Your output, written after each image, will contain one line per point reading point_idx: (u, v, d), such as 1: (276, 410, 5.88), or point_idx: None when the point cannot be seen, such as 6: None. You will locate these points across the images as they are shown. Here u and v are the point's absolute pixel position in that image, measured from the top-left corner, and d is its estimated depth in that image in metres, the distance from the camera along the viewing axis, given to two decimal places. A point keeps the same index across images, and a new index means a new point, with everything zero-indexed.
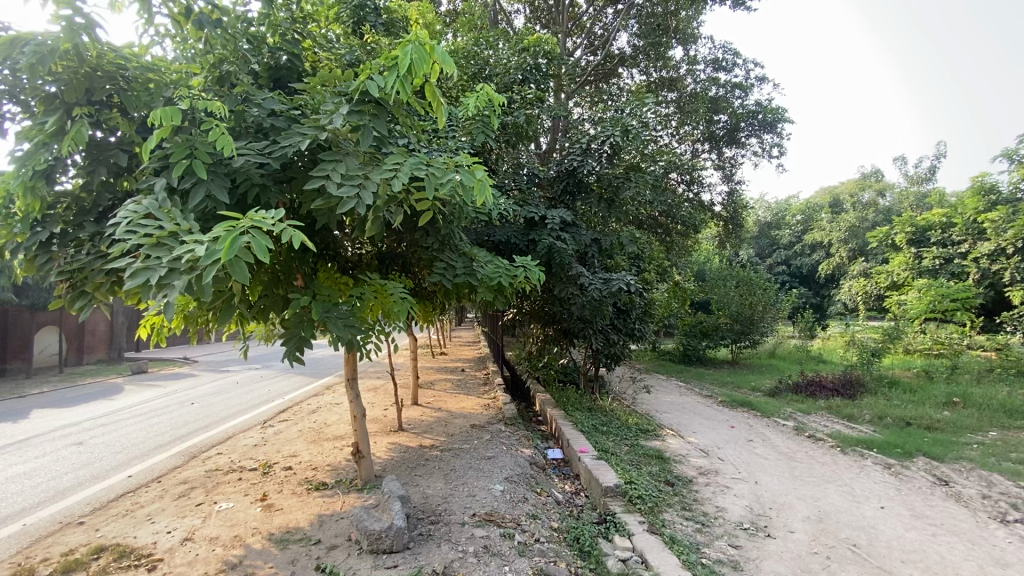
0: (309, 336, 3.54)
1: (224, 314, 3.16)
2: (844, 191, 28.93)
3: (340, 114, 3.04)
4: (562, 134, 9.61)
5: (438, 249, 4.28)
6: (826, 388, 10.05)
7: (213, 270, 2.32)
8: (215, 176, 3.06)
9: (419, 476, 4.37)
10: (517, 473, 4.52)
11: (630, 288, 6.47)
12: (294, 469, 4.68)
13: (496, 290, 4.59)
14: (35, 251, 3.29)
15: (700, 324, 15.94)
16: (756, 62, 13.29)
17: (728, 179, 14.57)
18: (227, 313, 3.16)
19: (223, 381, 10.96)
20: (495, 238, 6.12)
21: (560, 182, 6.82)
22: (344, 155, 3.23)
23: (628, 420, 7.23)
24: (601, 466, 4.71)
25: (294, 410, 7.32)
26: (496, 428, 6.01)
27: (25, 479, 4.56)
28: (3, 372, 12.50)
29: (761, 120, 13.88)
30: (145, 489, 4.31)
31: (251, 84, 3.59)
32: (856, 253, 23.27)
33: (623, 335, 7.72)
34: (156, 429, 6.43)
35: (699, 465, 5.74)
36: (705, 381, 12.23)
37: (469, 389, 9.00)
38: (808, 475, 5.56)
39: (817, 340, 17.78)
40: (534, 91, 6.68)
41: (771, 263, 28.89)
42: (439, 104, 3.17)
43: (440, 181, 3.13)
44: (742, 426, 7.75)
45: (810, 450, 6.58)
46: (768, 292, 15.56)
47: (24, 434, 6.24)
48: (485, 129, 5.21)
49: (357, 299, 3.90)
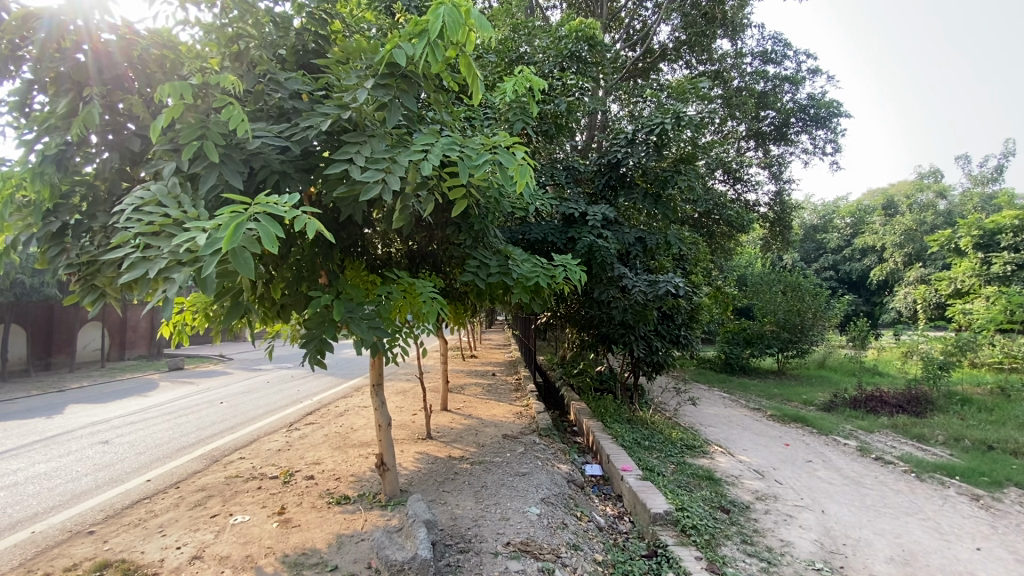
0: (331, 337, 3.23)
1: (230, 316, 2.68)
2: (899, 192, 27.24)
3: (364, 88, 2.71)
4: (600, 130, 9.16)
5: (471, 245, 3.93)
6: (890, 405, 9.23)
7: (214, 261, 1.99)
8: (229, 159, 2.77)
9: (448, 493, 4.02)
10: (554, 493, 4.10)
11: (678, 292, 5.96)
12: (316, 478, 4.40)
13: (533, 291, 4.19)
14: (48, 242, 3.08)
15: (743, 332, 15.14)
16: (809, 53, 12.53)
17: (777, 179, 13.76)
18: (234, 315, 2.68)
19: (254, 380, 10.91)
20: (531, 236, 5.71)
21: (602, 177, 6.43)
22: (370, 136, 2.91)
23: (672, 434, 6.71)
24: (648, 488, 4.24)
25: (321, 412, 7.10)
26: (530, 440, 5.61)
27: (43, 480, 4.45)
28: (48, 365, 12.93)
29: (814, 115, 13.10)
30: (162, 495, 4.11)
31: (273, 63, 3.29)
32: (913, 259, 21.82)
33: (666, 341, 7.24)
34: (182, 428, 6.30)
35: (754, 488, 5.19)
36: (751, 393, 11.52)
37: (501, 395, 8.60)
38: (884, 507, 4.93)
39: (871, 351, 16.66)
40: (575, 78, 6.27)
41: (817, 268, 27.61)
42: (474, 78, 2.80)
43: (474, 163, 2.75)
44: (799, 444, 7.10)
45: (881, 475, 5.92)
46: (818, 298, 14.67)
47: (55, 430, 6.22)
48: (525, 114, 4.80)
49: (384, 299, 3.57)
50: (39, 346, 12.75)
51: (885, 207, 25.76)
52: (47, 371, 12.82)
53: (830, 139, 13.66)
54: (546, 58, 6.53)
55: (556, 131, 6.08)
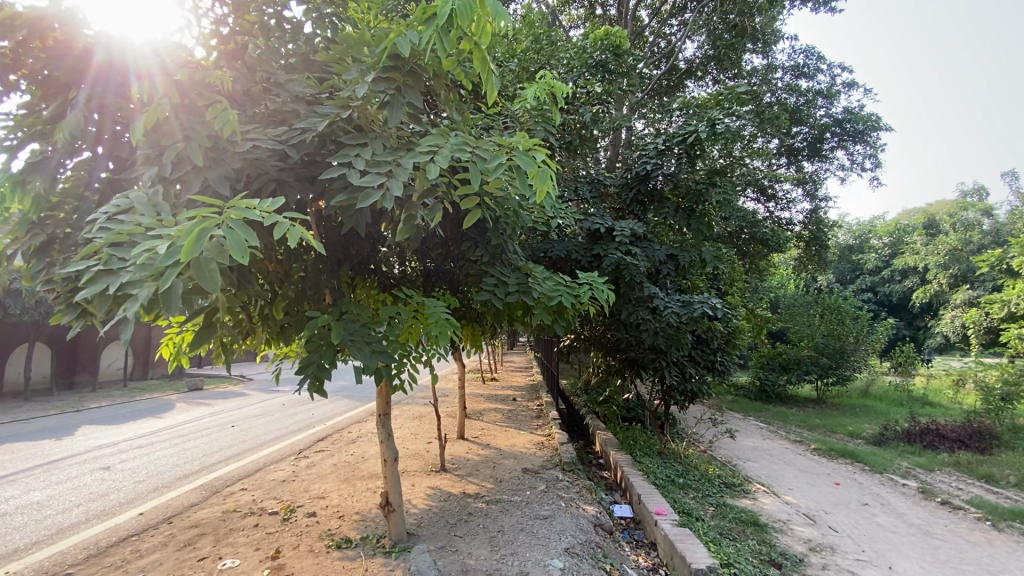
0: (329, 363, 2.85)
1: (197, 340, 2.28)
2: (940, 211, 26.05)
3: (363, 83, 2.40)
4: (625, 147, 8.85)
5: (488, 262, 3.60)
6: (948, 439, 8.43)
7: (174, 273, 1.68)
8: (217, 163, 2.51)
9: (460, 539, 3.60)
10: (579, 542, 3.63)
11: (715, 313, 5.48)
12: (318, 516, 4.02)
13: (555, 313, 3.79)
14: (31, 257, 2.82)
15: (779, 357, 14.34)
16: (844, 66, 12.06)
17: (812, 196, 13.13)
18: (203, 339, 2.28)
19: (269, 402, 10.65)
20: (553, 254, 5.34)
21: (629, 190, 6.05)
22: (372, 138, 2.61)
23: (709, 470, 6.14)
24: (688, 537, 3.72)
25: (333, 439, 6.75)
26: (553, 475, 5.14)
27: (33, 511, 4.22)
28: (72, 384, 13.13)
29: (850, 129, 12.56)
30: (153, 532, 3.80)
31: (275, 64, 3.01)
32: (959, 280, 20.62)
33: (701, 368, 6.72)
34: (188, 454, 6.04)
35: (807, 537, 4.60)
36: (790, 423, 10.78)
37: (521, 422, 8.13)
38: (962, 564, 4.33)
39: (919, 378, 15.62)
40: (602, 85, 5.92)
41: (854, 290, 26.54)
42: (489, 74, 2.48)
43: (488, 164, 2.38)
44: (850, 484, 6.42)
45: (952, 523, 5.25)
46: (860, 321, 13.92)
47: (58, 454, 6.01)
48: (548, 123, 4.48)
49: (392, 320, 3.22)
50: (63, 365, 12.99)
51: (926, 226, 24.63)
52: (70, 390, 12.94)
53: (868, 154, 13.06)
54: (572, 68, 6.23)
55: (580, 143, 5.79)
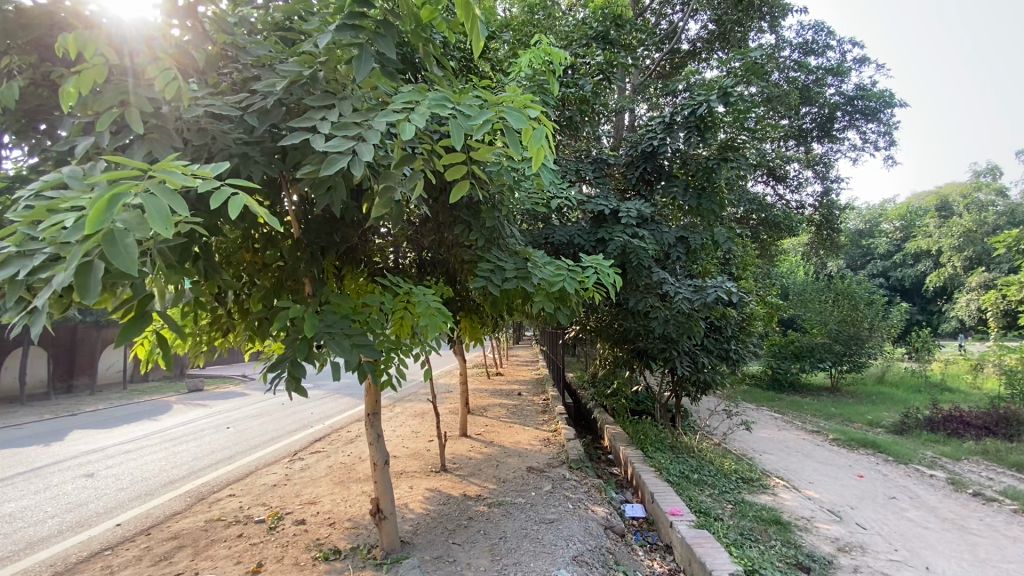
0: (305, 358, 2.52)
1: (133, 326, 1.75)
2: (954, 192, 25.42)
3: (325, 31, 2.07)
4: (628, 129, 8.49)
5: (484, 245, 3.28)
6: (973, 427, 8.08)
7: (78, 251, 1.36)
8: (162, 134, 2.21)
9: (458, 548, 3.30)
10: (589, 549, 3.32)
11: (731, 298, 5.13)
12: (307, 524, 3.73)
13: (558, 300, 3.44)
14: None
15: (791, 345, 13.98)
16: (854, 41, 11.60)
17: (823, 178, 12.69)
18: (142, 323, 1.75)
19: (269, 401, 10.44)
20: (555, 240, 5.04)
21: (635, 169, 5.71)
22: (342, 100, 2.29)
23: (724, 464, 5.81)
24: (706, 540, 3.41)
25: (330, 439, 6.47)
26: (559, 474, 4.84)
27: (3, 524, 3.96)
28: (71, 387, 13.00)
29: (861, 107, 12.13)
30: (128, 545, 3.53)
31: (234, 25, 2.66)
32: (974, 262, 20.10)
33: (714, 357, 6.39)
34: (176, 459, 5.77)
35: (835, 535, 4.28)
36: (806, 412, 10.45)
37: (526, 417, 7.84)
38: (1004, 563, 4.02)
39: (936, 363, 15.22)
40: (604, 56, 5.56)
41: (865, 276, 26.08)
42: (473, 19, 2.13)
43: (472, 122, 2.04)
44: (875, 476, 6.08)
45: (988, 518, 4.90)
46: (874, 305, 13.56)
47: (43, 461, 5.78)
48: (546, 95, 4.14)
49: (376, 310, 2.90)
50: (62, 368, 12.85)
51: (939, 209, 24.09)
52: (69, 394, 12.80)
53: (881, 133, 12.61)
54: (570, 43, 5.88)
55: (581, 119, 5.44)
